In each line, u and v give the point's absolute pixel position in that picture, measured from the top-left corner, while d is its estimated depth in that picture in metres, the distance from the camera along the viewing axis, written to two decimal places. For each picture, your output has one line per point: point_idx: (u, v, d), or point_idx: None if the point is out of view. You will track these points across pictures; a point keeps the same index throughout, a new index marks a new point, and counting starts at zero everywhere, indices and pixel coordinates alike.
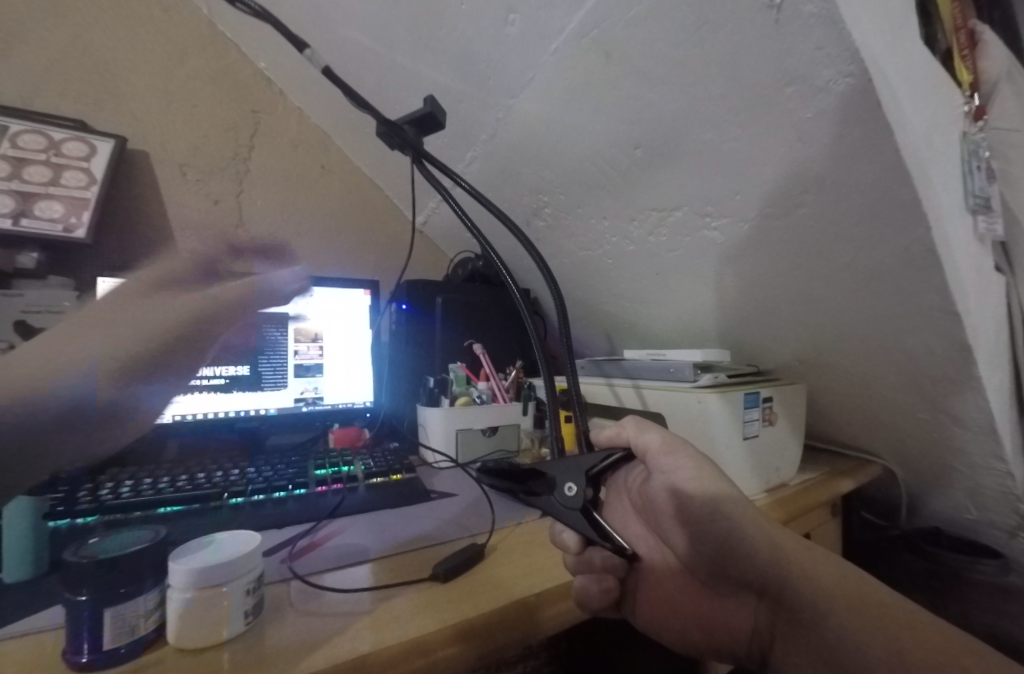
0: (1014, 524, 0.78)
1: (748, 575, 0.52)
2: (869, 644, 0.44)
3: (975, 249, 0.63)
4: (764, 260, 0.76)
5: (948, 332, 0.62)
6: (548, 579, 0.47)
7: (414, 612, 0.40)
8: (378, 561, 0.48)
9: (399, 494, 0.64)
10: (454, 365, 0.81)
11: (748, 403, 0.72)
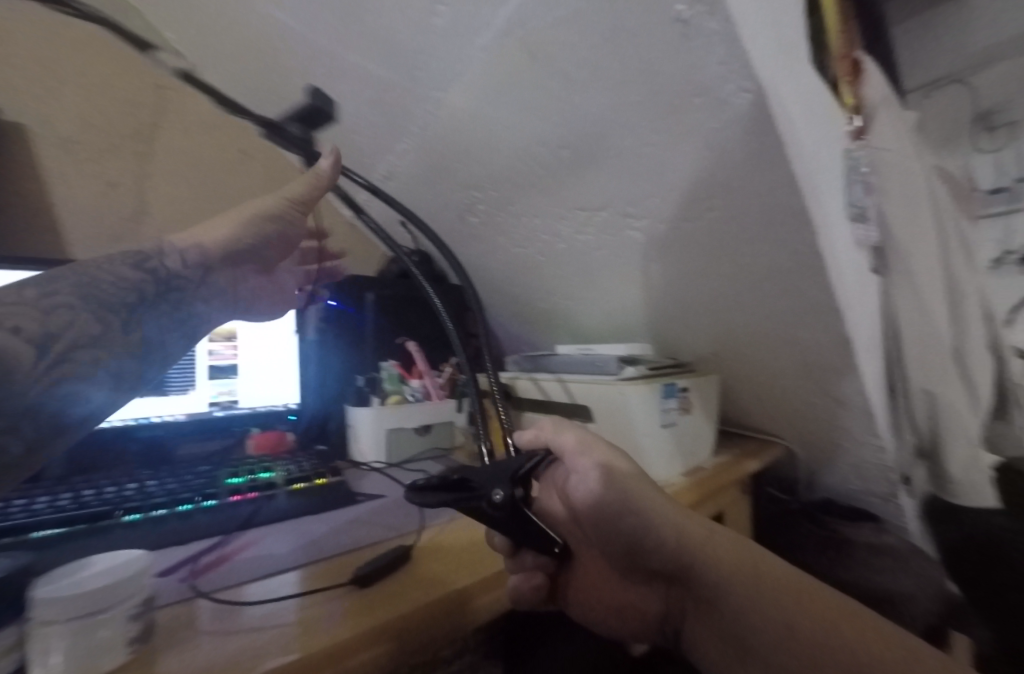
0: (887, 490, 0.81)
1: (658, 557, 0.41)
2: (765, 619, 0.36)
3: (856, 255, 0.64)
4: (682, 259, 0.71)
5: (835, 329, 0.63)
6: (458, 568, 0.41)
7: (364, 611, 0.34)
8: (295, 568, 0.40)
9: (319, 500, 0.53)
10: (387, 364, 0.76)
11: (665, 392, 0.63)
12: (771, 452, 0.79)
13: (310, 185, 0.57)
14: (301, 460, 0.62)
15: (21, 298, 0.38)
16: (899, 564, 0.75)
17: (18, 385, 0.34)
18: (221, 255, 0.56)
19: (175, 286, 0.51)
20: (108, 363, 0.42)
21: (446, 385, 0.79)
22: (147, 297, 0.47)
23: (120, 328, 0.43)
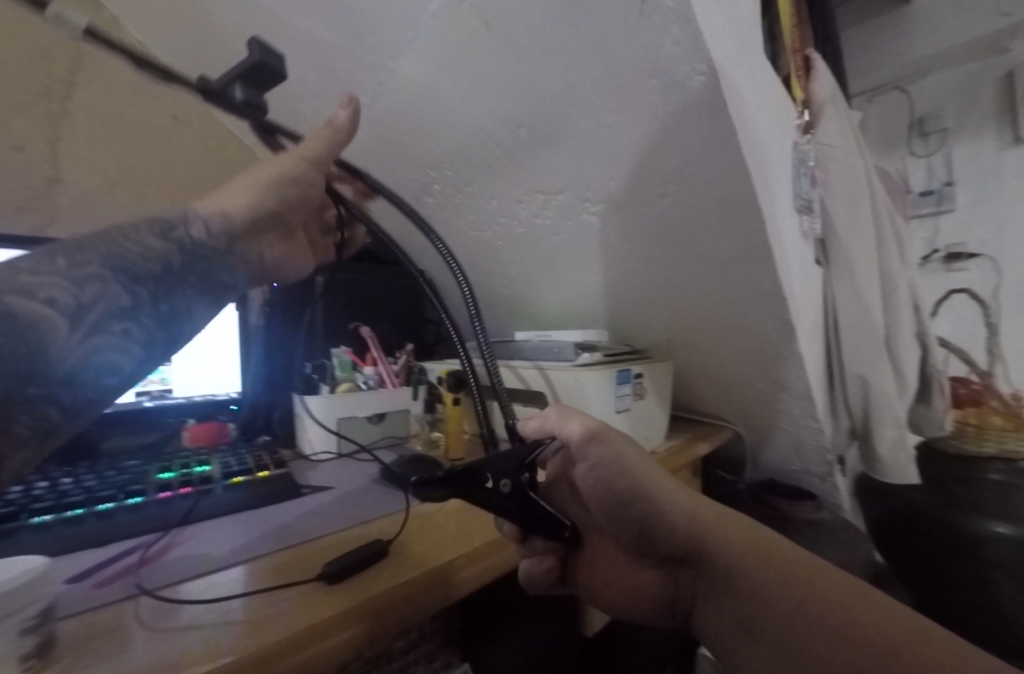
0: (826, 470, 0.86)
1: (668, 543, 0.40)
2: (771, 597, 0.35)
3: (801, 245, 0.66)
4: (637, 245, 0.71)
5: (780, 316, 0.65)
6: (427, 549, 0.39)
7: (313, 603, 0.31)
8: (238, 564, 0.37)
9: (264, 493, 0.50)
10: (338, 350, 0.72)
11: (620, 378, 0.63)
12: (719, 435, 0.82)
13: (325, 141, 0.51)
14: (241, 453, 0.59)
15: (50, 266, 0.35)
16: (836, 538, 0.79)
17: (51, 355, 0.32)
18: (246, 224, 0.50)
19: (202, 259, 0.44)
20: (138, 334, 0.37)
21: (401, 372, 0.77)
22: (182, 263, 0.42)
23: (150, 301, 0.38)
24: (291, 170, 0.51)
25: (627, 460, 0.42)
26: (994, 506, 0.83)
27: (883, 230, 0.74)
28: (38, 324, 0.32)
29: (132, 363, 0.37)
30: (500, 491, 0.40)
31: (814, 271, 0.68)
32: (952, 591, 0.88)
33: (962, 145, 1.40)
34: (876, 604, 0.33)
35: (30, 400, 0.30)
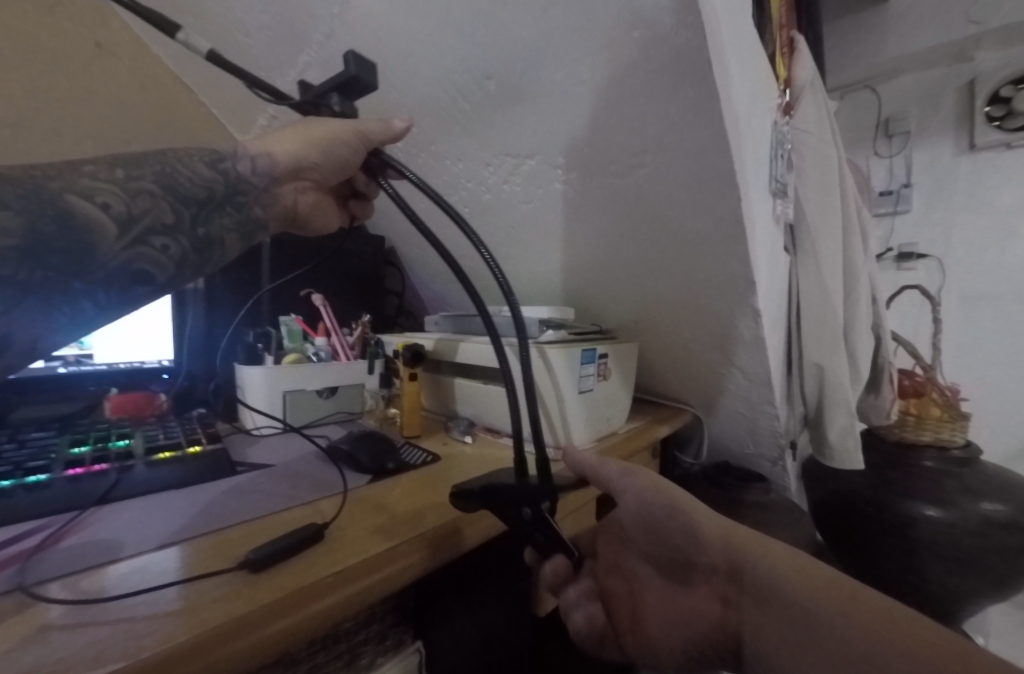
0: (777, 454, 0.88)
1: (704, 553, 0.39)
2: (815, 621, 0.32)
3: (772, 230, 0.66)
4: (608, 218, 0.69)
5: (745, 300, 0.65)
6: (370, 538, 0.36)
7: (230, 600, 0.27)
8: (148, 552, 0.33)
9: (192, 471, 0.45)
10: (287, 318, 0.69)
11: (584, 358, 0.61)
12: (679, 418, 0.83)
13: (377, 129, 0.50)
14: (171, 426, 0.53)
15: (108, 176, 0.37)
16: (780, 517, 0.82)
17: (100, 256, 0.34)
18: (290, 170, 0.52)
19: (245, 192, 0.47)
20: (174, 252, 0.39)
21: (356, 345, 0.72)
22: (227, 191, 0.45)
23: (190, 224, 0.41)
24: (341, 142, 0.51)
25: (660, 481, 0.43)
26: (926, 491, 0.88)
27: (849, 222, 0.75)
28: (91, 227, 0.34)
29: (167, 277, 0.39)
30: (519, 516, 0.39)
31: (781, 257, 0.68)
32: (881, 569, 0.94)
33: (921, 148, 1.44)
34: (923, 633, 0.29)
35: (76, 293, 0.32)
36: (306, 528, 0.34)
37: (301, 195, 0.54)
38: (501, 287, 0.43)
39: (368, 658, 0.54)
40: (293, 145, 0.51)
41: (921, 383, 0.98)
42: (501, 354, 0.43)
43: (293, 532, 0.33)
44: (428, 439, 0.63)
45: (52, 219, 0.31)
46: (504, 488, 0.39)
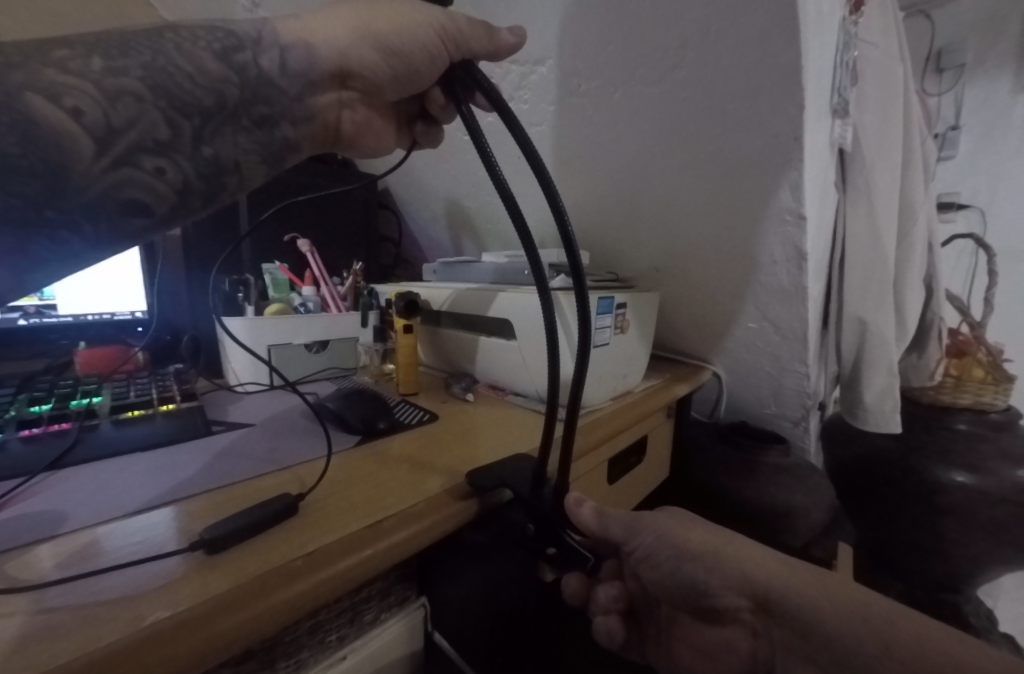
0: (800, 415, 0.82)
1: (724, 597, 0.39)
2: (834, 622, 0.34)
3: (827, 157, 0.57)
4: (634, 136, 0.62)
5: (790, 239, 0.58)
6: (352, 512, 0.31)
7: (173, 590, 0.23)
8: (91, 528, 0.29)
9: (159, 433, 0.41)
10: (271, 268, 0.65)
11: (601, 308, 0.55)
12: (698, 375, 0.77)
13: (470, 32, 0.38)
14: (143, 381, 0.49)
15: (83, 66, 0.28)
16: (800, 481, 0.77)
17: (76, 177, 0.28)
18: (335, 77, 0.38)
19: (269, 98, 0.34)
20: (171, 178, 0.31)
21: (349, 296, 0.67)
22: (243, 99, 0.33)
23: (192, 140, 0.32)
24: (415, 34, 0.37)
25: (669, 529, 0.41)
26: (957, 455, 0.84)
27: (909, 156, 0.66)
28: (62, 142, 0.27)
29: (165, 210, 0.32)
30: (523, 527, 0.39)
31: (830, 192, 0.60)
32: (902, 533, 0.92)
33: (975, 83, 1.29)
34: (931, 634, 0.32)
35: (52, 222, 0.28)
36: (278, 501, 0.29)
37: (345, 112, 0.41)
38: (565, 239, 0.32)
39: (372, 615, 0.51)
40: (343, 32, 0.37)
41: (967, 343, 0.87)
42: (549, 320, 0.34)
43: (263, 504, 0.29)
44: (427, 398, 0.58)
45: (11, 132, 0.26)
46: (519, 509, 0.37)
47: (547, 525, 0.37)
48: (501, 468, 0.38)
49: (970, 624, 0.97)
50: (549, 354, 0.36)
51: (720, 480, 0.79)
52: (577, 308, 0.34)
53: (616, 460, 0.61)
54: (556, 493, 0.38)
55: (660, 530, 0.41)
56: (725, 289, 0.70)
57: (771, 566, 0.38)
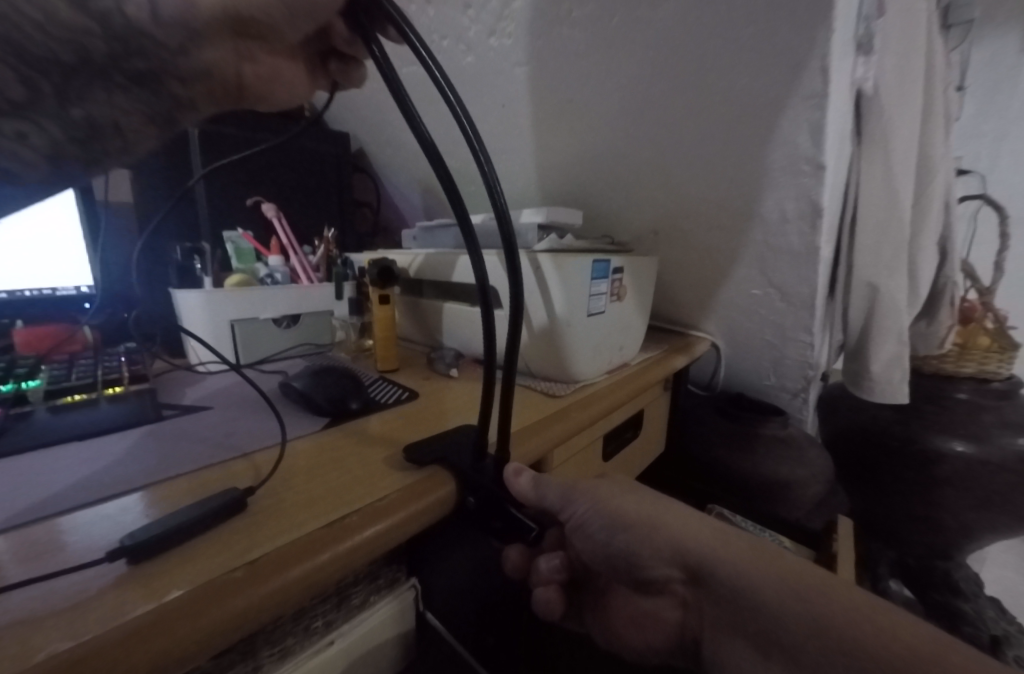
0: (801, 387, 0.80)
1: (653, 567, 0.37)
2: (761, 589, 0.32)
3: (845, 102, 0.52)
4: (634, 77, 0.58)
5: (805, 192, 0.56)
6: (307, 508, 0.27)
7: (78, 614, 0.19)
8: (50, 521, 0.27)
9: (102, 422, 0.38)
10: (234, 235, 0.62)
11: (596, 273, 0.50)
12: (695, 347, 0.74)
13: None
14: (88, 363, 0.45)
15: None
16: (797, 454, 0.75)
17: None
18: (225, 27, 0.29)
19: (143, 52, 0.27)
20: (38, 141, 0.26)
21: (321, 266, 0.64)
22: (111, 55, 0.26)
23: (57, 101, 0.26)
24: None
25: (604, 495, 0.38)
26: (959, 426, 0.82)
27: (930, 109, 0.61)
28: None
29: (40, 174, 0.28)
30: (464, 505, 0.33)
31: (849, 149, 0.58)
32: (896, 504, 0.91)
33: (982, 43, 1.22)
34: (854, 601, 0.30)
35: None
36: (221, 496, 0.26)
37: (245, 65, 0.32)
38: (487, 183, 0.30)
39: (361, 598, 0.46)
40: None
41: (973, 309, 0.84)
42: (479, 277, 0.31)
43: (204, 501, 0.26)
44: (406, 374, 0.54)
45: None
46: (462, 485, 0.33)
47: (492, 500, 0.32)
48: (454, 443, 0.36)
49: (959, 589, 0.97)
50: (483, 322, 0.32)
51: (716, 454, 0.77)
52: (506, 268, 0.31)
53: (611, 436, 0.57)
54: (497, 466, 0.34)
55: (599, 499, 0.37)
56: (722, 248, 0.69)
57: (700, 533, 0.36)
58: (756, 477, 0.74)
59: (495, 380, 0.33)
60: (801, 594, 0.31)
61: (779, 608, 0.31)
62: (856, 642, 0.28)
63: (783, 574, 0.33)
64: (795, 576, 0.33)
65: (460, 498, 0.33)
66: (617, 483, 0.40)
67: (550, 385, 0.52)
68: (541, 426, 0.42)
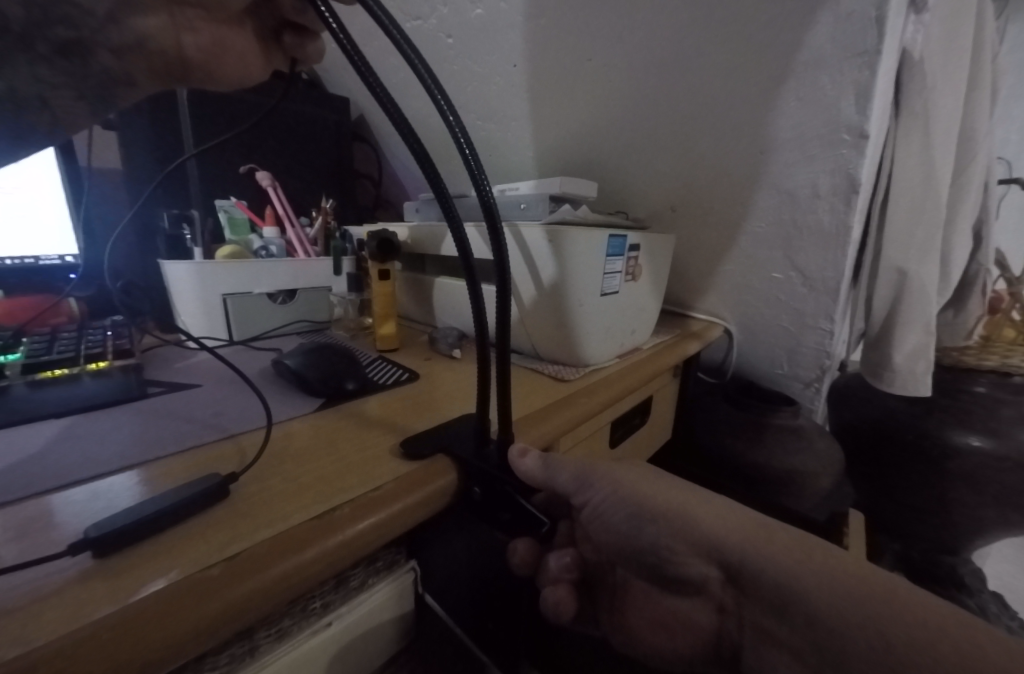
0: (814, 377, 0.78)
1: (690, 565, 0.36)
2: (807, 590, 0.31)
3: (892, 67, 0.52)
4: (660, 32, 0.58)
5: (842, 167, 0.56)
6: (297, 497, 0.26)
7: (37, 613, 0.19)
8: (39, 498, 0.26)
9: (84, 399, 0.36)
10: (227, 204, 0.60)
11: (611, 249, 0.48)
12: (708, 333, 0.71)
13: None
14: (73, 337, 0.44)
15: None
16: (809, 444, 0.73)
17: None
18: None
19: (68, 19, 0.25)
20: None
21: (319, 240, 0.62)
22: (32, 20, 0.24)
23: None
24: None
25: (632, 487, 0.36)
26: (977, 420, 0.79)
27: (976, 84, 0.60)
28: None
29: None
30: (469, 495, 0.31)
31: (893, 123, 0.56)
32: (907, 498, 0.89)
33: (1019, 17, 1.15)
34: (912, 607, 0.29)
35: None
36: (197, 486, 0.25)
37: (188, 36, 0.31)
38: (464, 151, 0.28)
39: (359, 580, 0.44)
40: None
41: (1000, 300, 0.81)
42: (463, 250, 0.28)
43: (178, 491, 0.25)
44: (407, 354, 0.52)
45: None
46: (466, 474, 0.31)
47: (498, 492, 0.30)
48: (455, 432, 0.34)
49: (964, 584, 0.96)
50: (468, 294, 0.29)
51: (727, 443, 0.75)
52: (490, 240, 0.28)
53: (618, 423, 0.55)
54: (502, 450, 0.32)
55: (620, 483, 0.36)
56: (738, 221, 0.67)
57: (744, 530, 0.35)
58: (765, 468, 0.72)
59: (490, 361, 0.31)
60: (854, 598, 0.29)
61: (827, 611, 0.29)
62: (911, 650, 0.27)
63: (836, 574, 0.31)
64: (849, 577, 0.30)
65: (466, 488, 0.31)
66: (635, 466, 0.39)
67: (560, 367, 0.50)
68: (549, 413, 0.40)
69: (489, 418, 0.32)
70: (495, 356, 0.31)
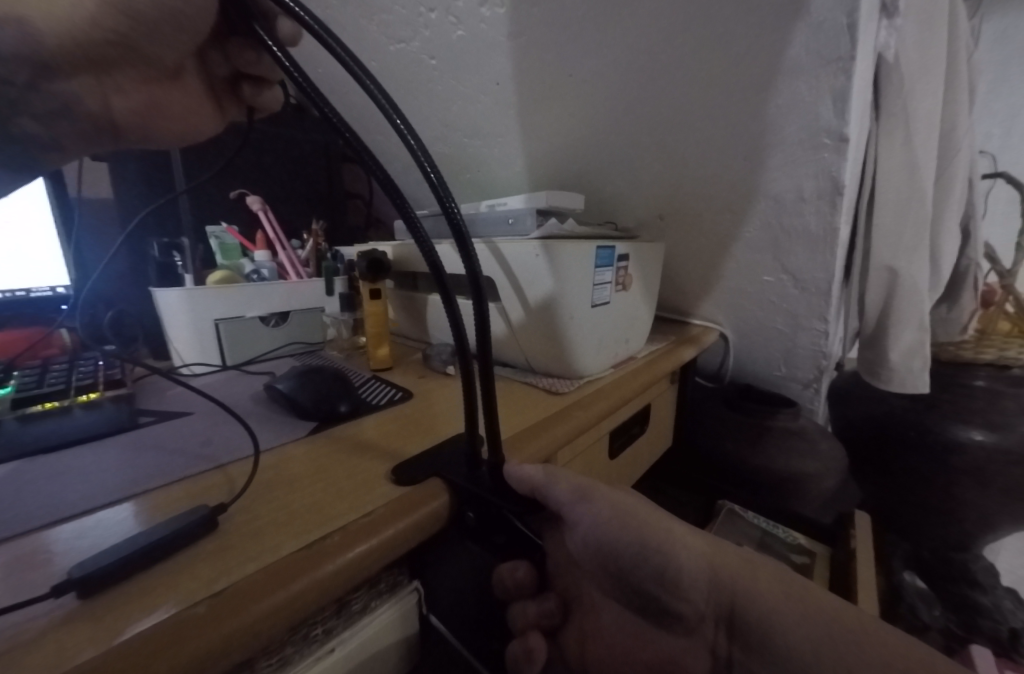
0: (812, 377, 0.78)
1: (688, 600, 0.34)
2: (787, 627, 0.30)
3: (867, 71, 0.53)
4: (635, 48, 0.58)
5: (825, 171, 0.56)
6: (287, 527, 0.26)
7: (21, 659, 0.18)
8: (35, 534, 0.26)
9: (75, 431, 0.36)
10: (218, 230, 0.60)
11: (600, 260, 0.48)
12: (704, 338, 0.71)
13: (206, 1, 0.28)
14: (63, 370, 0.44)
15: None
16: (811, 445, 0.72)
17: None
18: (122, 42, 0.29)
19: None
20: None
21: (310, 261, 0.64)
22: None
23: None
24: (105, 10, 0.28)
25: (628, 513, 0.34)
26: (979, 413, 0.79)
27: (954, 81, 0.61)
28: None
29: None
30: (463, 519, 0.32)
31: (872, 124, 0.57)
32: (913, 496, 0.88)
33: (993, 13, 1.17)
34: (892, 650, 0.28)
35: None
36: (186, 520, 0.25)
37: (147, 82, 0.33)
38: (431, 177, 0.28)
39: (361, 603, 0.42)
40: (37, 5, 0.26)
41: (994, 293, 0.85)
42: (438, 272, 0.28)
43: (168, 523, 0.24)
44: (401, 372, 0.52)
45: None
46: (459, 500, 0.31)
47: (494, 514, 0.30)
48: (446, 454, 0.34)
49: (977, 581, 0.94)
50: (445, 310, 0.29)
51: (729, 447, 0.74)
52: (465, 261, 0.29)
53: (617, 433, 0.55)
54: (494, 472, 0.32)
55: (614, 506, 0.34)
56: (727, 226, 0.68)
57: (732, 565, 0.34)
58: (768, 472, 0.71)
59: (474, 380, 0.31)
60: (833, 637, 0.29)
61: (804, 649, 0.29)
62: None
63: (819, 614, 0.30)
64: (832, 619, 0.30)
65: (459, 514, 0.31)
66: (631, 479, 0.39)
67: (554, 380, 0.50)
68: (544, 427, 0.40)
69: (479, 439, 0.32)
70: (479, 377, 0.31)
